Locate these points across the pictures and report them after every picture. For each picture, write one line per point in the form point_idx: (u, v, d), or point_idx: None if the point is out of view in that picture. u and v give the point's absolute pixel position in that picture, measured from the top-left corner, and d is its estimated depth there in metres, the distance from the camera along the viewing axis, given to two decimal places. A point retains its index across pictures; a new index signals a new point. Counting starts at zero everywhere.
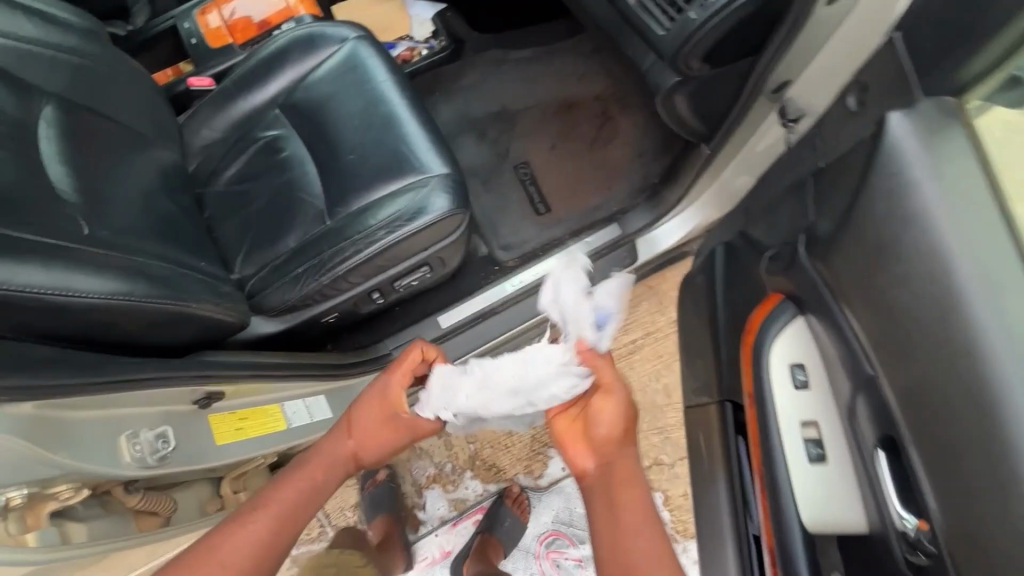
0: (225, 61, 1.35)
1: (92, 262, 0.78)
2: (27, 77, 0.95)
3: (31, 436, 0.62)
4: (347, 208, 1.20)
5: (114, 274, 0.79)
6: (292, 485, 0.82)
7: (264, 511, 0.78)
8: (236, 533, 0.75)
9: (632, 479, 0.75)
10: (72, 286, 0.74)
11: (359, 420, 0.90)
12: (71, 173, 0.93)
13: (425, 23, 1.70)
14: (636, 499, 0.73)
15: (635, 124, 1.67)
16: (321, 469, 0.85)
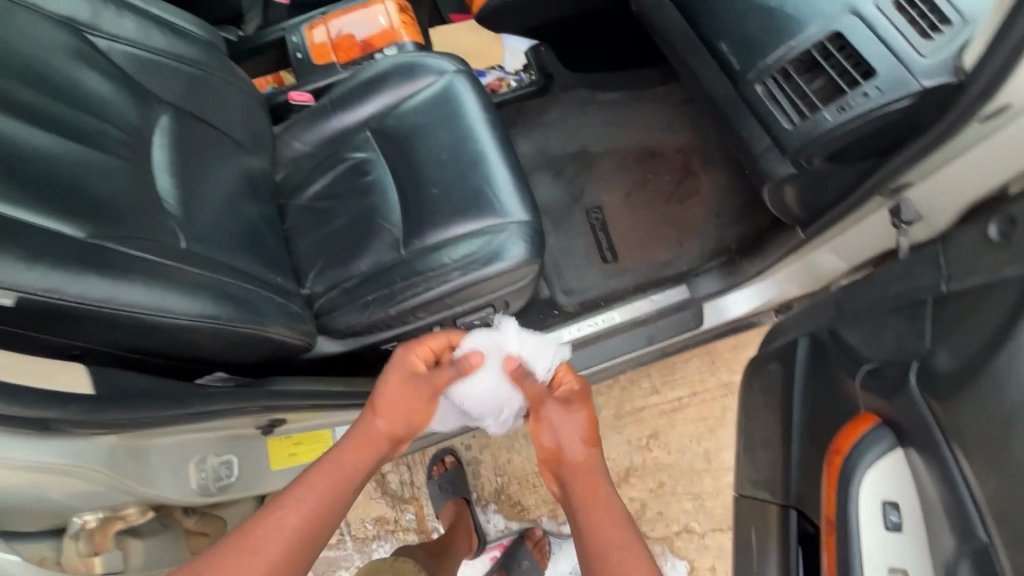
0: (325, 79, 1.39)
1: (188, 281, 0.80)
2: (150, 86, 0.99)
3: (112, 464, 0.67)
4: (423, 242, 1.19)
5: (205, 295, 0.81)
6: (330, 467, 0.80)
7: (302, 492, 0.76)
8: (275, 516, 0.72)
9: (607, 501, 0.81)
10: (167, 307, 0.75)
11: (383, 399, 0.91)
12: (176, 185, 0.96)
13: (517, 54, 1.73)
14: (623, 540, 0.76)
15: (718, 182, 1.60)
16: (351, 450, 0.84)
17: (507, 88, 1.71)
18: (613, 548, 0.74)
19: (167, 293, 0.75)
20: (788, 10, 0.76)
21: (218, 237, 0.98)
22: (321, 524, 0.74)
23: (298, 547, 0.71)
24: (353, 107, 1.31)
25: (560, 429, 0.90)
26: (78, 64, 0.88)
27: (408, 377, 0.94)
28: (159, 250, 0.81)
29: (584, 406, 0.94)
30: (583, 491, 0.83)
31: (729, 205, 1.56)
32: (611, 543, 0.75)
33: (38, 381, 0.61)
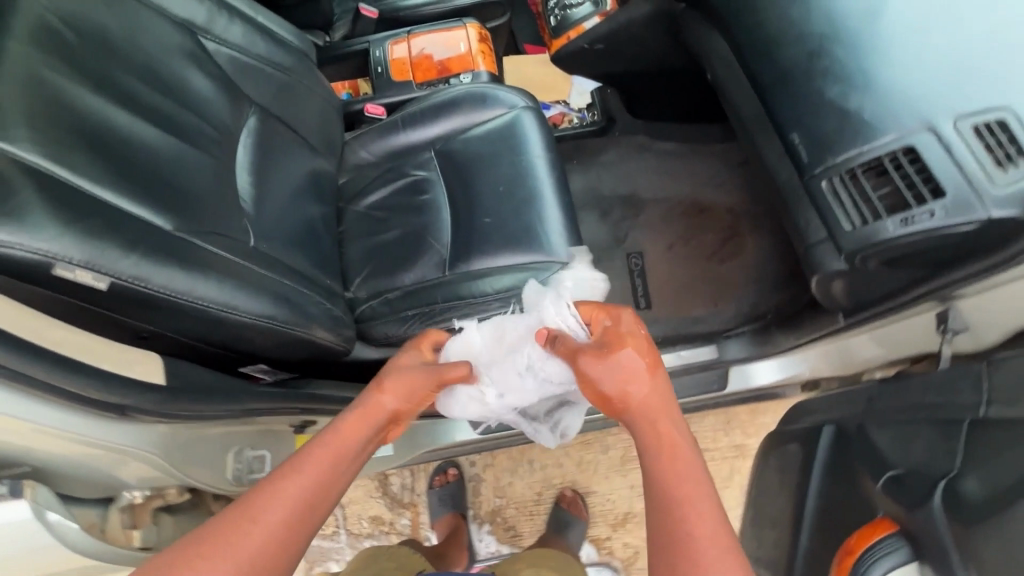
0: (400, 95, 1.45)
1: (252, 278, 0.85)
2: (244, 88, 1.06)
3: (162, 449, 0.72)
4: (468, 267, 1.24)
5: (266, 294, 0.86)
6: (329, 444, 0.76)
7: (303, 466, 0.71)
8: (274, 490, 0.66)
9: (683, 454, 0.72)
10: (233, 304, 0.80)
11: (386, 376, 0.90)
12: (251, 184, 1.02)
13: (584, 92, 1.83)
14: (696, 497, 0.68)
15: (763, 247, 1.60)
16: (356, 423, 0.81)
17: (569, 124, 1.78)
18: (683, 505, 0.67)
19: (235, 290, 0.81)
20: (865, 115, 0.78)
21: (281, 238, 1.04)
22: (331, 490, 0.71)
23: (306, 519, 0.66)
24: (421, 126, 1.37)
25: (610, 373, 0.81)
26: (186, 63, 0.95)
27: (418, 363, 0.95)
28: (231, 247, 0.87)
29: (635, 337, 0.85)
30: (651, 434, 0.75)
31: (770, 273, 1.56)
32: (682, 492, 0.68)
33: (112, 364, 0.65)
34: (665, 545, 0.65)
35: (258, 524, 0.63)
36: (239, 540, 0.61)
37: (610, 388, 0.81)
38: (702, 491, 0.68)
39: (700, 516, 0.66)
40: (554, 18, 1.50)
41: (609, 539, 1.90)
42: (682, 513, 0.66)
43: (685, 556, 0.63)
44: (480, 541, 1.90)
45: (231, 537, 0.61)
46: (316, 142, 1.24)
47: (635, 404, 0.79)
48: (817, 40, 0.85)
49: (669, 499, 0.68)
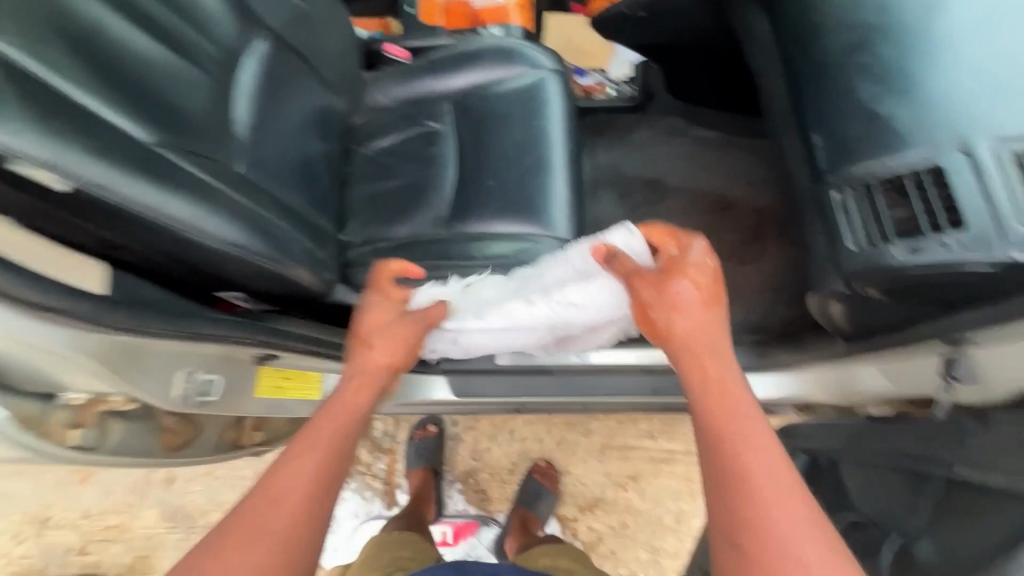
0: (428, 40, 1.40)
1: (233, 206, 0.85)
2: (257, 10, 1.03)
3: (104, 360, 0.74)
4: (463, 229, 1.20)
5: (245, 224, 0.86)
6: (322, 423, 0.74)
7: (300, 453, 0.69)
8: (279, 482, 0.66)
9: (730, 383, 0.67)
10: (202, 228, 0.80)
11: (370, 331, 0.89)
12: (251, 109, 1.01)
13: (624, 63, 1.72)
14: (752, 431, 0.63)
15: (785, 255, 1.50)
16: (357, 388, 0.81)
17: (603, 95, 1.68)
18: (731, 438, 0.62)
19: (212, 215, 0.81)
20: (895, 124, 0.69)
21: (280, 171, 1.03)
22: (342, 452, 0.72)
23: (325, 493, 0.68)
24: (443, 76, 1.32)
25: (680, 313, 0.72)
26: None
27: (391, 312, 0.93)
28: (213, 171, 0.86)
29: (696, 266, 0.75)
30: (699, 369, 0.69)
31: (786, 284, 1.47)
32: (730, 429, 0.63)
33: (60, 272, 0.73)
34: (715, 485, 0.61)
35: (287, 510, 0.64)
36: (255, 533, 0.62)
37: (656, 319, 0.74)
38: (753, 419, 0.64)
39: (749, 449, 0.61)
40: None
41: (575, 520, 1.91)
42: (733, 447, 0.62)
43: (742, 499, 0.58)
44: (450, 498, 1.95)
45: (249, 531, 0.62)
46: (330, 77, 1.21)
47: (677, 334, 0.72)
48: (861, 32, 0.76)
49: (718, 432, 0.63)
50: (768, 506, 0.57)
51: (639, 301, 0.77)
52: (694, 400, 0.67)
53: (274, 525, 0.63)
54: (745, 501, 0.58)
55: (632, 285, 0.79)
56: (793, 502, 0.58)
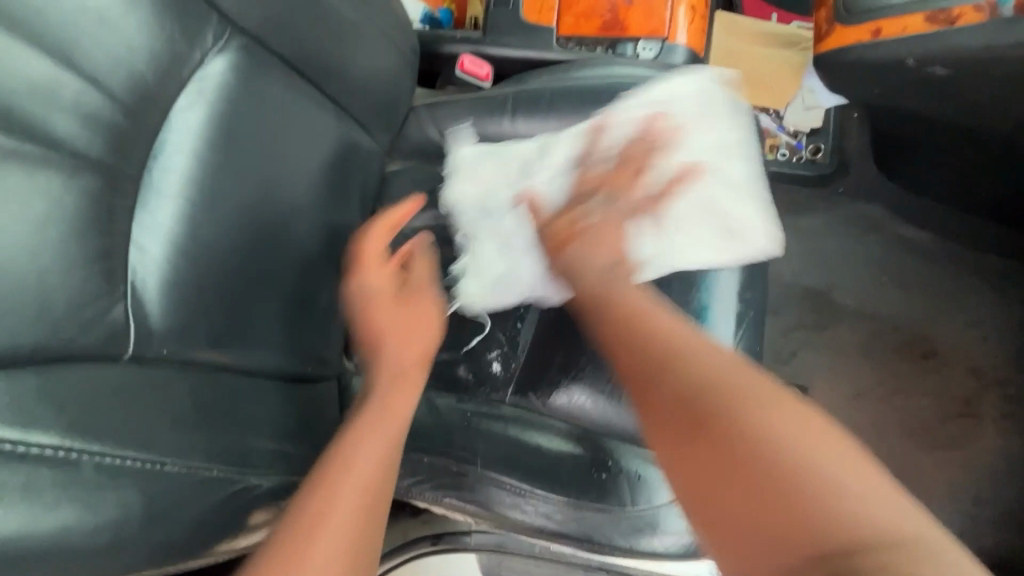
0: (528, 52, 0.83)
1: (105, 491, 0.41)
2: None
3: None
4: (547, 406, 0.73)
5: (122, 526, 0.42)
6: (394, 319, 0.65)
7: (391, 376, 0.62)
8: (355, 447, 0.54)
9: (649, 313, 0.59)
10: (18, 558, 0.37)
11: (387, 308, 0.65)
12: (206, 202, 0.52)
13: (812, 109, 1.09)
14: (661, 330, 0.57)
15: (999, 447, 1.03)
16: (405, 332, 0.65)
17: (770, 154, 1.11)
18: (706, 399, 0.49)
19: (60, 530, 0.38)
20: None
21: (230, 338, 0.55)
22: (399, 416, 0.58)
23: (394, 450, 0.56)
24: (545, 124, 0.78)
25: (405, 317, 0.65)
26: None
27: (376, 300, 0.65)
28: (68, 416, 0.40)
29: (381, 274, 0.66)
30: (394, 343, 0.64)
31: (997, 497, 1.02)
32: (705, 377, 0.51)
33: None
34: (696, 458, 0.47)
35: (354, 483, 0.51)
36: (347, 516, 0.49)
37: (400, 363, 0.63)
38: (664, 316, 0.58)
39: (760, 452, 0.44)
40: None
41: None
42: (704, 402, 0.49)
43: (749, 473, 0.44)
44: None
45: (325, 528, 0.48)
46: (360, 119, 0.70)
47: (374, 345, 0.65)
48: None
49: (675, 385, 0.51)
50: (752, 432, 0.46)
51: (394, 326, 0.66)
52: (608, 351, 0.59)
53: (356, 511, 0.50)
54: (738, 462, 0.45)
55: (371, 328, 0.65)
56: (822, 449, 0.43)
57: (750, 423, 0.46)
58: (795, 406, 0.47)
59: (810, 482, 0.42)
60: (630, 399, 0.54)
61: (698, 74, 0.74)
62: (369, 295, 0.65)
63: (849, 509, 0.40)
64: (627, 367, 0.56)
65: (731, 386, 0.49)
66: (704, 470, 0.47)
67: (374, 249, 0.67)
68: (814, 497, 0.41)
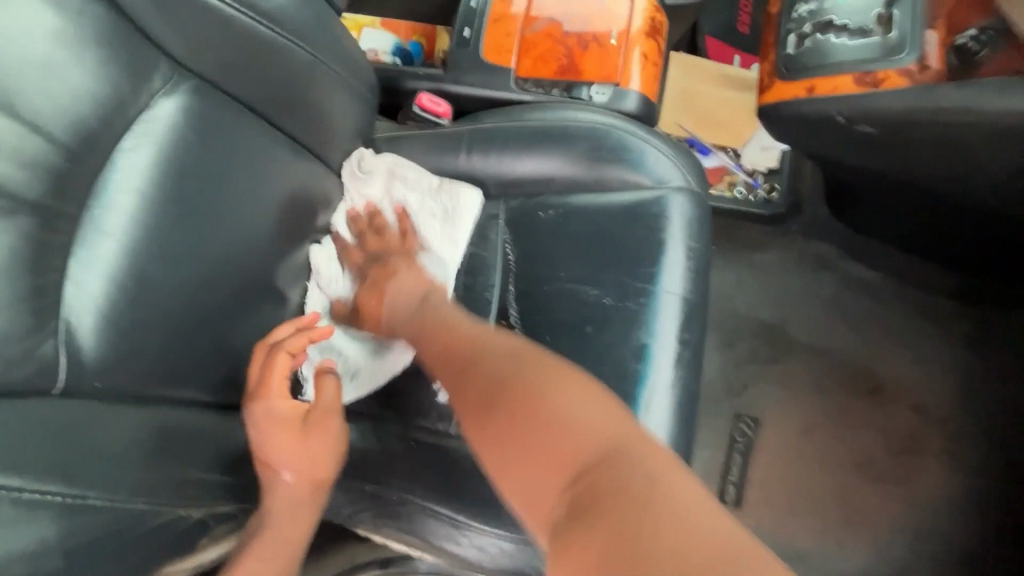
0: (487, 91, 0.86)
1: (21, 525, 0.42)
2: (153, 33, 0.52)
3: None
4: None
5: (39, 561, 0.43)
6: (294, 454, 0.60)
7: (287, 505, 0.60)
8: (259, 549, 0.59)
9: (486, 344, 0.56)
10: None
11: (281, 439, 0.60)
12: (146, 237, 0.54)
13: (768, 149, 1.13)
14: (462, 335, 0.59)
15: (940, 482, 1.06)
16: (304, 454, 0.60)
17: (727, 191, 1.14)
18: (545, 431, 0.44)
19: None
20: None
21: (165, 369, 0.56)
22: (301, 518, 0.61)
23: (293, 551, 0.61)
24: (501, 161, 0.80)
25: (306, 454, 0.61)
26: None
27: (275, 429, 0.60)
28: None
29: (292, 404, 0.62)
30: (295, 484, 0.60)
31: (938, 531, 1.04)
32: (543, 405, 0.46)
33: None
34: (535, 475, 0.43)
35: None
36: None
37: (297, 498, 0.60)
38: (508, 341, 0.54)
39: (615, 476, 0.40)
40: (808, 32, 0.75)
41: None
42: (551, 421, 0.45)
43: (589, 482, 0.40)
44: None
45: None
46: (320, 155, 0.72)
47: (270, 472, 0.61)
48: None
49: (520, 402, 0.47)
50: (591, 451, 0.42)
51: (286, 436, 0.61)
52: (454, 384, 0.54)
53: None
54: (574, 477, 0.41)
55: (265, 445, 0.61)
56: (664, 468, 0.40)
57: (543, 396, 0.46)
58: (568, 374, 0.49)
59: (641, 490, 0.38)
60: (471, 413, 0.50)
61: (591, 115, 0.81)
62: (272, 428, 0.60)
63: (604, 442, 0.42)
64: (480, 385, 0.50)
65: (522, 370, 0.49)
66: (548, 487, 0.42)
67: (282, 370, 0.62)
68: (574, 441, 0.43)
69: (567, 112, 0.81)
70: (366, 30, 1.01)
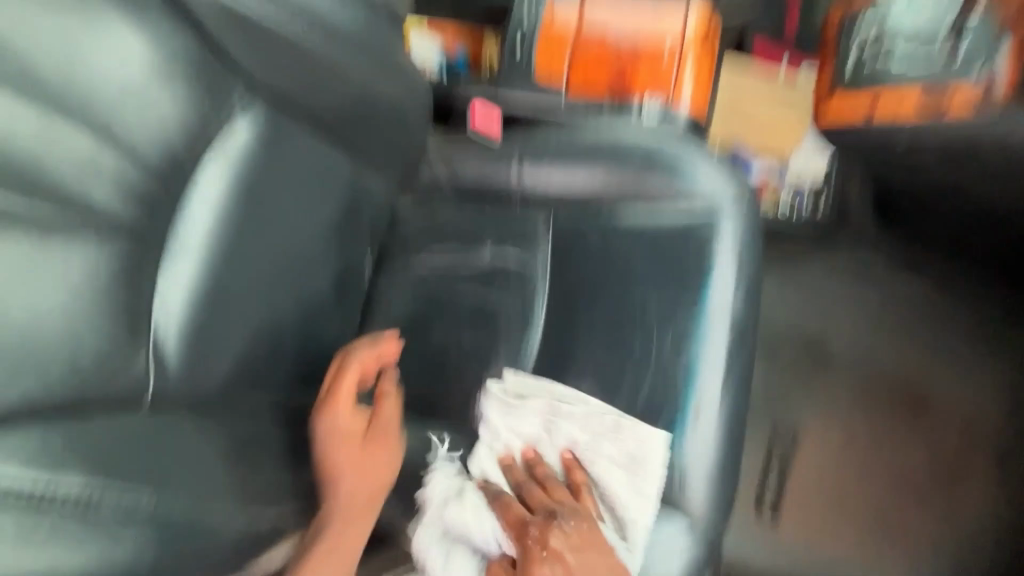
0: (541, 108, 0.87)
1: (122, 531, 0.45)
2: (233, 57, 0.54)
3: None
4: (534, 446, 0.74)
5: (140, 563, 0.46)
6: (359, 460, 0.62)
7: (347, 510, 0.61)
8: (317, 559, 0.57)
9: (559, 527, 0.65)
10: None
11: (346, 446, 0.62)
12: (223, 255, 0.55)
13: (816, 159, 1.11)
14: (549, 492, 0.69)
15: (987, 500, 1.04)
16: (369, 468, 0.63)
17: (772, 203, 1.13)
18: None
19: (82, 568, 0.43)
20: None
21: (239, 378, 0.59)
22: (358, 528, 0.61)
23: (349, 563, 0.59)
24: (555, 173, 0.80)
25: (371, 463, 0.63)
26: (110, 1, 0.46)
27: (342, 436, 0.62)
28: (91, 458, 0.45)
29: (360, 413, 0.64)
30: (363, 485, 0.62)
31: None
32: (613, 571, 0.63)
33: None
34: None
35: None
36: None
37: (359, 501, 0.61)
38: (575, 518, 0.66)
39: None
40: (868, 54, 0.75)
41: None
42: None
43: None
44: None
45: None
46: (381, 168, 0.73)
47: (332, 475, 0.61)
48: None
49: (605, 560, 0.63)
50: None
51: (355, 445, 0.62)
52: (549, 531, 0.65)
53: None
54: None
55: (330, 449, 0.61)
56: None
57: (600, 559, 0.63)
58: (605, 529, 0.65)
59: None
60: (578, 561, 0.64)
61: (656, 132, 0.80)
62: (343, 430, 0.62)
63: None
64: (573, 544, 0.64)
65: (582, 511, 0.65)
66: None
67: (351, 383, 0.63)
68: None
69: (642, 137, 0.79)
70: (415, 38, 1.01)
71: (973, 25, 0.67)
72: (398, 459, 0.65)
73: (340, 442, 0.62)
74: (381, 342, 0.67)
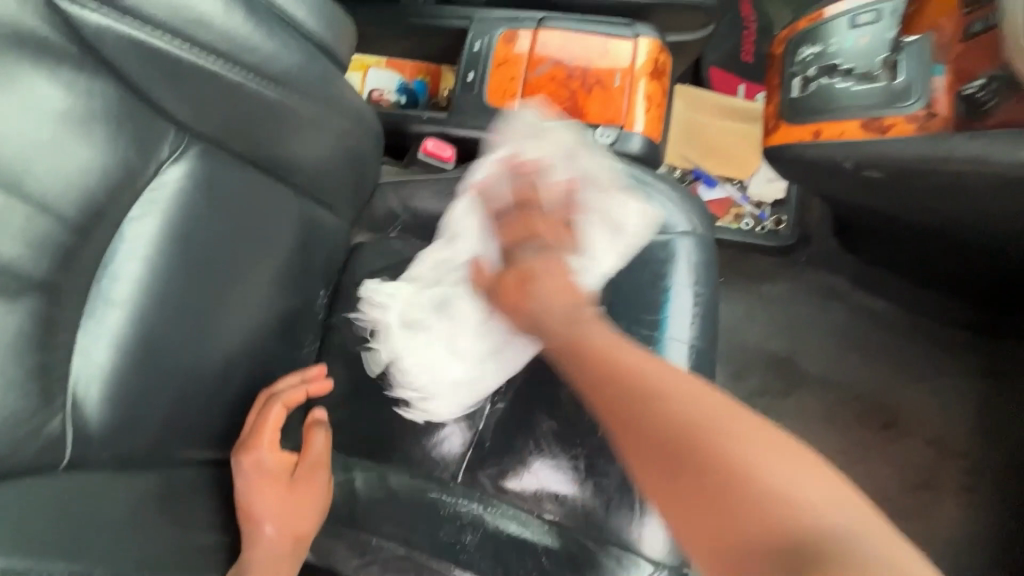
0: (490, 132, 0.86)
1: None
2: (159, 102, 0.53)
3: None
4: (495, 484, 0.71)
5: None
6: (279, 504, 0.62)
7: (267, 562, 0.60)
8: None
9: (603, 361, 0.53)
10: None
11: (268, 490, 0.61)
12: (155, 303, 0.54)
13: (773, 181, 1.13)
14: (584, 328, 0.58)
15: (960, 520, 1.04)
16: (289, 512, 0.62)
17: (734, 223, 1.14)
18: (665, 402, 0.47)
19: None
20: None
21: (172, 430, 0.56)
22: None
23: None
24: None
25: (291, 506, 0.62)
26: (21, 47, 0.44)
27: (262, 478, 0.61)
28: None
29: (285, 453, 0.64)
30: (282, 531, 0.61)
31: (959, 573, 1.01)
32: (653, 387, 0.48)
33: None
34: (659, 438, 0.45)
35: None
36: None
37: (277, 551, 0.61)
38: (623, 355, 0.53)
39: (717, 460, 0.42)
40: (812, 75, 0.75)
41: None
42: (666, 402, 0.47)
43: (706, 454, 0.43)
44: None
45: None
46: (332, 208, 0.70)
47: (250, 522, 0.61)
48: None
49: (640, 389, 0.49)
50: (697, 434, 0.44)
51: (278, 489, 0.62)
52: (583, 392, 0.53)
53: None
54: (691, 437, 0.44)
55: (251, 493, 0.61)
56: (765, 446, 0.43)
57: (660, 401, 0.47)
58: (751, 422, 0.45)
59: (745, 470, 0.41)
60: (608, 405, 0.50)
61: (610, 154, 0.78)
62: (263, 472, 0.62)
63: (864, 565, 0.35)
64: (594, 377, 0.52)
65: (667, 385, 0.48)
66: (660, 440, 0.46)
67: (274, 421, 0.63)
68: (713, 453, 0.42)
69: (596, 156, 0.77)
70: (371, 71, 1.01)
71: (911, 42, 0.68)
72: (325, 502, 0.65)
73: (264, 486, 0.62)
74: (309, 377, 0.68)
